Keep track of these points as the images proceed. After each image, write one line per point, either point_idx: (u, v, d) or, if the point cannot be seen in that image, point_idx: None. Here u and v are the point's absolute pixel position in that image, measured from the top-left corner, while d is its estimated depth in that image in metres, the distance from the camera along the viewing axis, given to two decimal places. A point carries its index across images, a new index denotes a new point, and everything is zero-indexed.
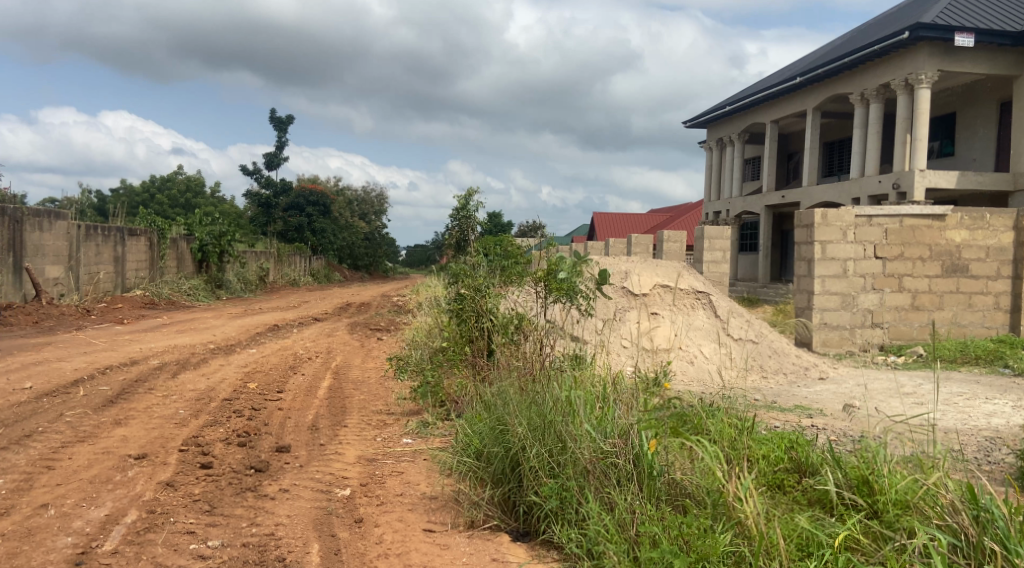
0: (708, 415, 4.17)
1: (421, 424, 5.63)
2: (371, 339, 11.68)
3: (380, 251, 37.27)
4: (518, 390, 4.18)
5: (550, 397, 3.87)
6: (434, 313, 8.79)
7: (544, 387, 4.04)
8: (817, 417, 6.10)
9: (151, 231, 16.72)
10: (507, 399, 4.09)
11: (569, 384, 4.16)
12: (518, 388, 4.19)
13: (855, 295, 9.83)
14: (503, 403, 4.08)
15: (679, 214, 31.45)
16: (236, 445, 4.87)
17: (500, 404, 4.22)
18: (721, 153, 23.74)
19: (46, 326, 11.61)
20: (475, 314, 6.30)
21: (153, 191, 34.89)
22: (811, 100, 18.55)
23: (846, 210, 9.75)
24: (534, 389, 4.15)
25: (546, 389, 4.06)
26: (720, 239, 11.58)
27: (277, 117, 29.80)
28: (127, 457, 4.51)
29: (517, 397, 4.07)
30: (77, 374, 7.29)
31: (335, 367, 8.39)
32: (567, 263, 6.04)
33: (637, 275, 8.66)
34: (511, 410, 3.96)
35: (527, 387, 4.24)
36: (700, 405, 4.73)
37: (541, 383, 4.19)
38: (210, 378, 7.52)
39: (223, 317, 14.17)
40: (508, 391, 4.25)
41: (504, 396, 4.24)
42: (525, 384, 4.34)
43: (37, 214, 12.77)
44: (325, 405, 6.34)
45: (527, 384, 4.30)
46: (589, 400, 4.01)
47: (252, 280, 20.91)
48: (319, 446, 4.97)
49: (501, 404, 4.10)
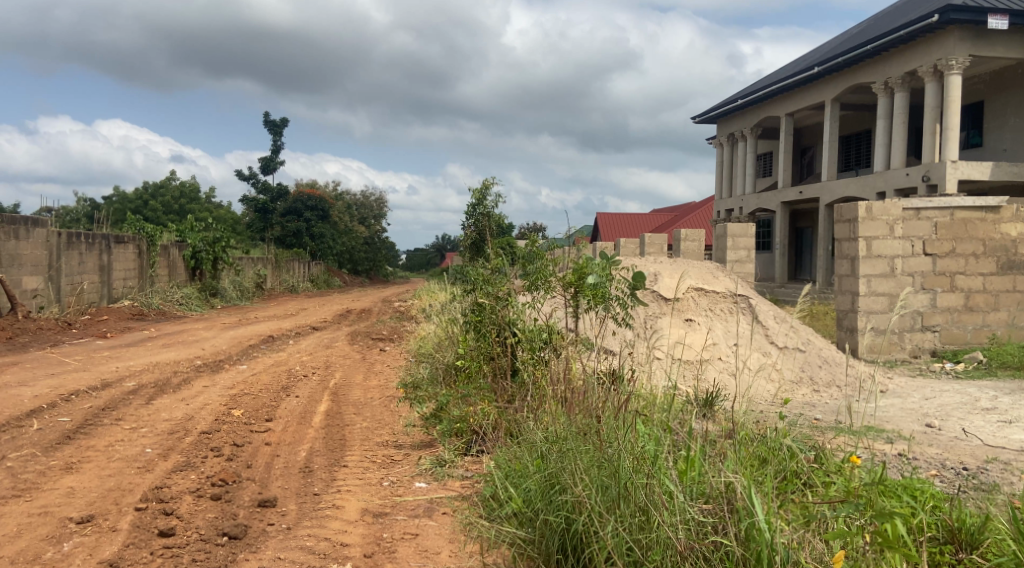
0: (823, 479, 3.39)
1: (436, 461, 4.70)
2: (372, 351, 10.72)
3: (379, 255, 36.37)
4: (568, 433, 3.37)
5: (617, 445, 3.09)
6: (444, 321, 7.86)
7: (611, 434, 3.21)
8: (899, 441, 5.12)
9: (139, 239, 15.80)
10: (560, 450, 3.28)
11: (637, 426, 3.35)
12: (569, 429, 3.39)
13: (903, 296, 8.89)
14: (555, 458, 3.27)
15: (685, 213, 30.42)
16: (208, 500, 3.93)
17: (551, 451, 3.37)
18: (732, 149, 22.77)
19: (19, 342, 10.64)
20: (497, 327, 5.46)
21: (146, 197, 33.88)
22: (829, 91, 17.61)
23: (893, 203, 8.81)
24: (591, 429, 3.34)
25: (611, 433, 3.25)
26: (744, 236, 10.53)
27: (272, 120, 28.94)
28: (67, 521, 3.56)
29: (572, 444, 3.26)
30: (36, 403, 6.34)
31: (334, 386, 7.41)
32: (597, 264, 5.23)
33: (668, 278, 7.78)
34: (566, 465, 3.15)
35: (585, 429, 3.41)
36: (783, 440, 4.01)
37: (599, 422, 3.39)
38: (189, 404, 6.57)
39: (215, 327, 13.24)
40: (559, 436, 3.43)
41: (555, 441, 3.40)
42: (575, 423, 3.53)
43: (13, 222, 11.84)
44: (321, 437, 5.39)
45: (579, 424, 3.48)
46: (664, 447, 3.20)
47: (249, 288, 20.02)
48: (313, 498, 4.02)
49: (552, 458, 3.29)
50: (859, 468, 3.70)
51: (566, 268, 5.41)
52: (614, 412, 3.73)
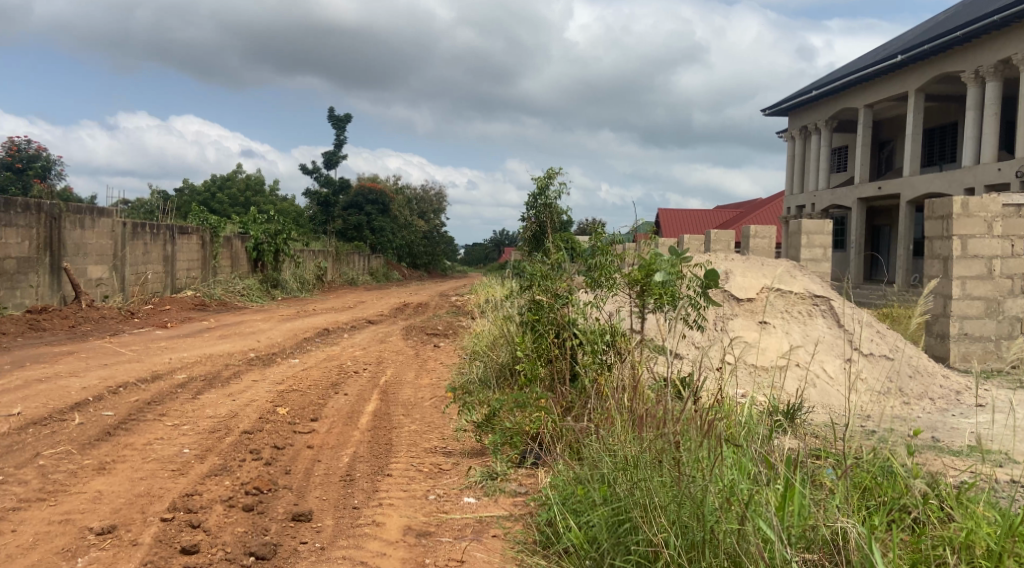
0: (943, 514, 3.03)
1: (486, 472, 4.32)
2: (426, 347, 10.41)
3: (438, 250, 36.27)
4: (637, 458, 3.16)
5: (697, 478, 2.89)
6: (499, 318, 7.44)
7: (691, 466, 3.00)
8: (1011, 464, 4.53)
9: (203, 230, 15.87)
10: (630, 480, 3.09)
11: (723, 453, 3.12)
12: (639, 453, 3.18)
13: (1001, 300, 8.11)
14: (624, 488, 3.08)
15: (751, 209, 29.37)
16: (240, 510, 3.62)
17: (619, 481, 3.16)
18: (804, 142, 21.78)
19: (81, 330, 10.63)
20: (554, 328, 5.03)
21: (213, 189, 34.45)
22: (913, 81, 16.62)
23: (992, 198, 8.03)
24: (664, 455, 3.12)
25: (691, 461, 3.05)
26: (819, 234, 9.79)
27: (336, 114, 29.08)
28: (87, 531, 3.30)
29: (643, 472, 3.06)
30: (82, 395, 6.17)
31: (384, 385, 7.09)
32: (666, 260, 4.81)
33: (740, 276, 7.24)
34: (638, 499, 2.97)
35: (658, 456, 3.18)
36: (880, 458, 3.68)
37: (670, 445, 3.18)
38: (236, 400, 6.32)
39: (272, 319, 13.15)
40: (628, 463, 3.21)
41: (625, 470, 3.18)
42: (642, 443, 3.31)
43: (79, 211, 11.92)
44: (367, 441, 5.05)
45: (647, 445, 3.26)
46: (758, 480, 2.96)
47: (309, 280, 19.99)
48: (352, 512, 3.68)
49: (620, 489, 3.11)
50: (971, 492, 3.36)
51: (632, 263, 4.99)
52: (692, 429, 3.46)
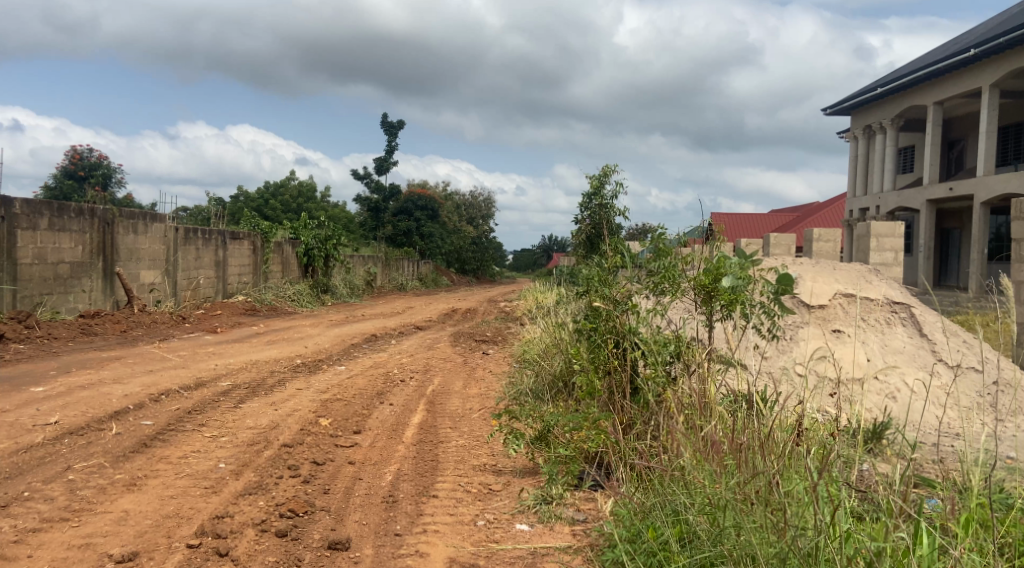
0: None
1: (541, 495, 3.97)
2: (475, 354, 10.09)
3: (487, 255, 36.00)
4: (725, 500, 2.89)
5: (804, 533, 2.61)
6: (552, 324, 7.07)
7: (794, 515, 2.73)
8: None
9: (254, 235, 15.85)
10: (714, 527, 2.84)
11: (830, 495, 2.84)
12: (725, 493, 2.91)
13: None
14: (707, 534, 2.85)
15: (809, 213, 28.40)
16: (272, 536, 3.34)
17: (707, 534, 2.86)
18: (868, 142, 20.91)
19: (132, 335, 10.55)
20: (614, 337, 4.62)
21: (267, 196, 34.82)
22: (987, 76, 15.76)
23: None
24: (757, 498, 2.84)
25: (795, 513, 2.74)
26: (890, 236, 9.17)
27: (388, 120, 29.12)
28: (106, 559, 3.09)
29: (734, 522, 2.78)
30: (123, 404, 5.98)
31: (431, 395, 6.78)
32: (734, 263, 4.40)
33: (811, 282, 6.72)
34: (731, 552, 2.71)
35: (751, 499, 2.86)
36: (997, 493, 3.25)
37: (763, 486, 2.88)
38: (278, 410, 6.07)
39: (321, 324, 13.01)
40: (716, 509, 2.90)
41: (713, 518, 2.88)
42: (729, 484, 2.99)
43: (132, 216, 11.91)
44: (412, 457, 4.72)
45: (736, 487, 2.94)
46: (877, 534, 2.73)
47: (359, 285, 19.91)
48: (394, 540, 3.38)
49: (702, 534, 2.87)
50: None
51: (698, 266, 4.58)
52: (788, 462, 3.13)
